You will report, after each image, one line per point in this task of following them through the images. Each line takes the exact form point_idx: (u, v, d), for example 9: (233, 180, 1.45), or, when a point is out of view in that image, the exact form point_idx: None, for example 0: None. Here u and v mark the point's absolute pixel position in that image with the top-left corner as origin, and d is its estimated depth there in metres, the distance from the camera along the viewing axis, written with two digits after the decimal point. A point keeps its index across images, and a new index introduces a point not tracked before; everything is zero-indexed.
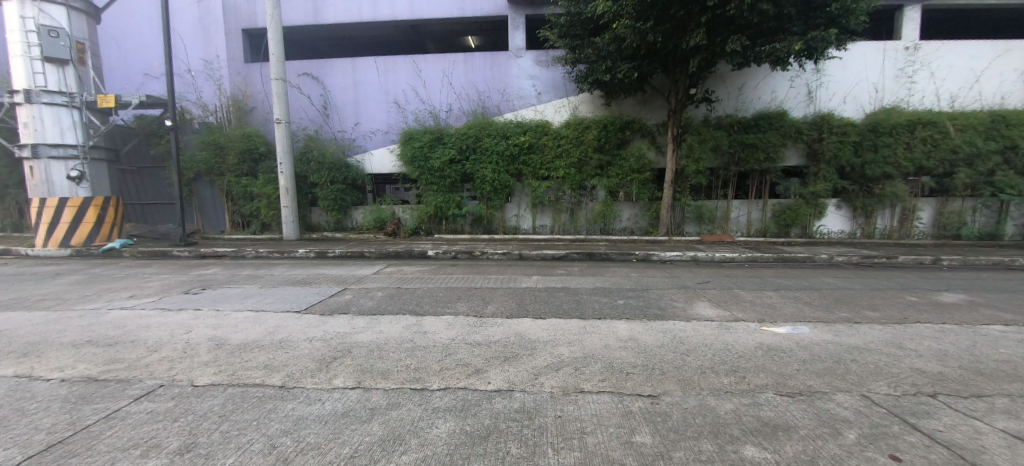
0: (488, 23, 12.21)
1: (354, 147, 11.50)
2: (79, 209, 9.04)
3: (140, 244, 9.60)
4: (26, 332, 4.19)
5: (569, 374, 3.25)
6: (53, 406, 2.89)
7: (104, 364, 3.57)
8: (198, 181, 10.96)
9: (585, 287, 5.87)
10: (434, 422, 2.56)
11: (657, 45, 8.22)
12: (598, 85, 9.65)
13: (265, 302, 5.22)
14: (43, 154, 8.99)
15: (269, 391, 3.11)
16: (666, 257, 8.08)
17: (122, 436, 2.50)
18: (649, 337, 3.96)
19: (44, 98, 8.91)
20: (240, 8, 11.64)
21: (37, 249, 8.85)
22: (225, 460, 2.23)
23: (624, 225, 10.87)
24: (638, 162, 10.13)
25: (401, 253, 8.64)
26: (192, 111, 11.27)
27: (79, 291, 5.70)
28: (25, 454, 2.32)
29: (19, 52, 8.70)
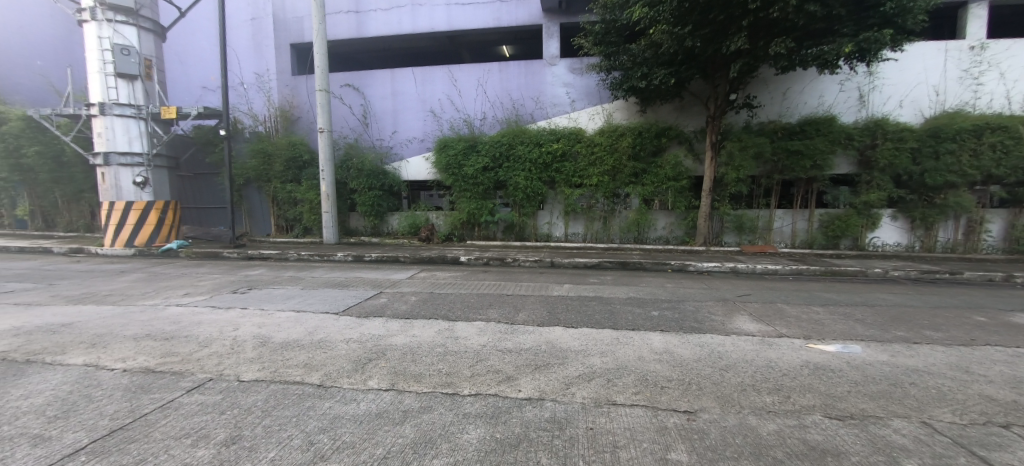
0: (522, 32, 12.33)
1: (392, 154, 11.86)
2: (143, 212, 9.77)
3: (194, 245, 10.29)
4: (95, 324, 4.57)
5: (601, 385, 3.19)
6: (117, 394, 3.12)
7: (160, 356, 3.82)
8: (248, 187, 11.64)
9: (618, 296, 5.77)
10: (465, 427, 2.58)
11: (696, 51, 8.05)
12: (633, 92, 9.51)
13: (305, 303, 5.44)
14: (114, 161, 9.80)
15: (308, 389, 3.23)
16: (704, 267, 7.81)
17: (175, 426, 2.66)
18: (685, 350, 3.84)
19: (116, 110, 9.72)
20: (290, 24, 12.34)
21: (106, 248, 9.63)
22: (267, 454, 2.32)
23: (659, 233, 10.62)
24: (674, 170, 9.87)
25: (435, 259, 8.80)
26: (244, 121, 11.90)
27: (141, 288, 6.15)
28: (91, 438, 2.51)
29: (96, 68, 9.55)
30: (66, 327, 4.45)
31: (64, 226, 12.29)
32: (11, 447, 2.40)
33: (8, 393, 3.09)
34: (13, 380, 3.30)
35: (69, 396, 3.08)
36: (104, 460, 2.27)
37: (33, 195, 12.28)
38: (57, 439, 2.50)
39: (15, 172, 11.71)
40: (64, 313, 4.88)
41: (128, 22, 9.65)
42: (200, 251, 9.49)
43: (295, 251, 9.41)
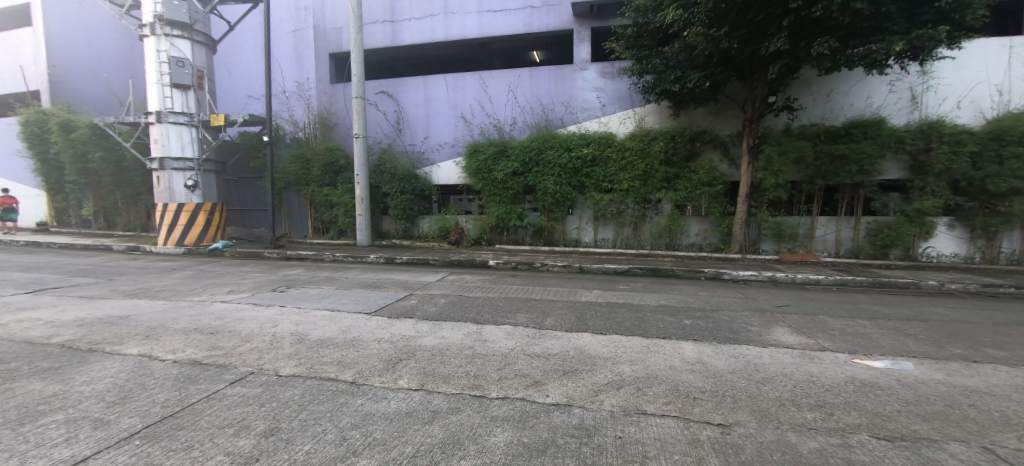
0: (553, 38, 12.34)
1: (424, 159, 12.10)
2: (192, 213, 10.40)
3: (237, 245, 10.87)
4: (149, 317, 4.89)
5: (631, 393, 3.14)
6: (168, 383, 3.33)
7: (206, 349, 4.04)
8: (288, 190, 12.18)
9: (648, 304, 5.66)
10: (493, 430, 2.59)
11: (732, 52, 7.82)
12: (666, 96, 9.33)
13: (339, 303, 5.62)
14: (168, 166, 10.47)
15: (341, 385, 3.33)
16: (739, 276, 7.54)
17: (220, 416, 2.81)
18: (719, 360, 3.72)
19: (171, 118, 10.39)
20: (329, 34, 12.83)
21: (159, 247, 10.29)
22: (303, 447, 2.41)
23: (692, 240, 10.34)
24: (709, 175, 9.60)
25: (464, 262, 8.90)
26: (285, 127, 12.55)
27: (189, 284, 6.54)
28: (145, 423, 2.70)
29: (154, 80, 10.27)
30: (124, 320, 4.79)
31: (123, 226, 13.24)
32: (76, 429, 2.62)
33: (73, 379, 3.35)
34: (79, 366, 3.60)
35: (126, 384, 3.31)
36: (157, 445, 2.44)
37: (96, 197, 13.29)
38: (114, 423, 2.69)
39: (82, 175, 12.73)
40: (122, 306, 5.25)
41: (183, 36, 10.32)
42: (243, 251, 10.00)
43: (330, 252, 9.78)
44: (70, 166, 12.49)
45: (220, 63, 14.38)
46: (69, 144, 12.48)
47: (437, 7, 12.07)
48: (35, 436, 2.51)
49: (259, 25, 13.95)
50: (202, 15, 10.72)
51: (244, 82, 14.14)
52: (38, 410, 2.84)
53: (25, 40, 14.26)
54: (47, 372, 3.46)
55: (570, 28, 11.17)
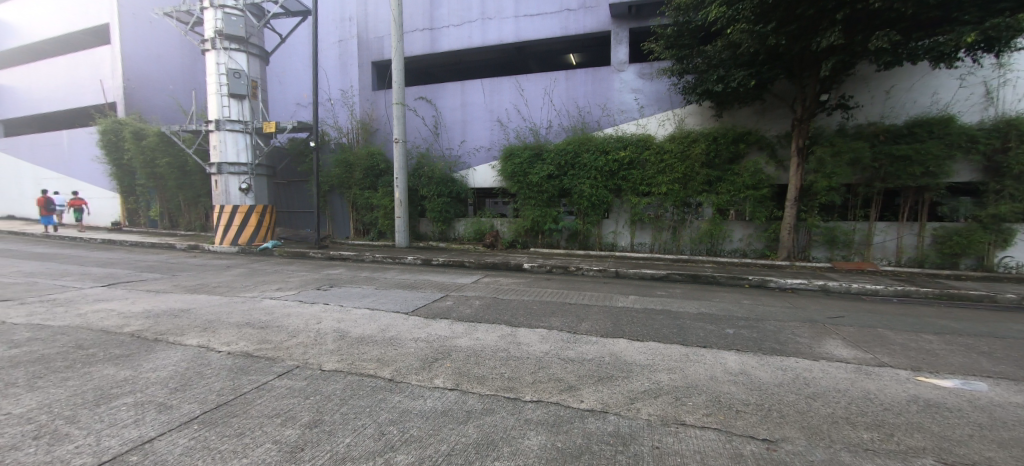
0: (589, 40, 12.22)
1: (460, 163, 12.29)
2: (246, 215, 11.14)
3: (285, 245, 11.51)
4: (207, 311, 5.27)
5: (669, 403, 3.05)
6: (222, 373, 3.57)
7: (256, 342, 4.30)
8: (331, 193, 12.75)
9: (688, 311, 5.48)
10: (526, 433, 2.60)
11: (780, 49, 7.47)
12: (707, 96, 9.05)
13: (378, 302, 5.82)
14: (225, 170, 11.16)
15: (380, 382, 3.45)
16: (787, 284, 7.18)
17: (268, 406, 2.98)
18: (764, 372, 3.55)
19: (228, 125, 11.09)
20: (371, 43, 13.32)
21: (216, 246, 11.05)
22: (344, 439, 2.52)
23: (735, 246, 9.92)
24: (754, 177, 9.18)
25: (498, 264, 8.98)
26: (330, 133, 13.04)
27: (242, 281, 6.97)
28: (202, 409, 2.90)
29: (214, 91, 11.03)
30: (185, 312, 5.18)
31: (184, 226, 14.30)
32: (143, 411, 2.86)
33: (141, 365, 3.66)
34: (146, 354, 3.93)
35: (187, 372, 3.57)
36: (213, 430, 2.62)
37: (161, 199, 14.45)
38: (176, 408, 2.91)
39: (150, 179, 13.89)
40: (183, 300, 5.68)
41: (240, 49, 11.05)
42: (291, 251, 10.56)
43: (370, 253, 10.15)
44: (141, 171, 13.68)
45: (272, 74, 15.27)
46: (139, 150, 13.66)
47: (475, 14, 12.25)
48: (109, 417, 2.76)
49: (307, 36, 14.69)
50: (257, 29, 11.44)
51: (292, 91, 14.93)
52: (112, 393, 3.13)
53: (105, 56, 15.72)
54: (119, 359, 3.80)
55: (608, 29, 11.03)
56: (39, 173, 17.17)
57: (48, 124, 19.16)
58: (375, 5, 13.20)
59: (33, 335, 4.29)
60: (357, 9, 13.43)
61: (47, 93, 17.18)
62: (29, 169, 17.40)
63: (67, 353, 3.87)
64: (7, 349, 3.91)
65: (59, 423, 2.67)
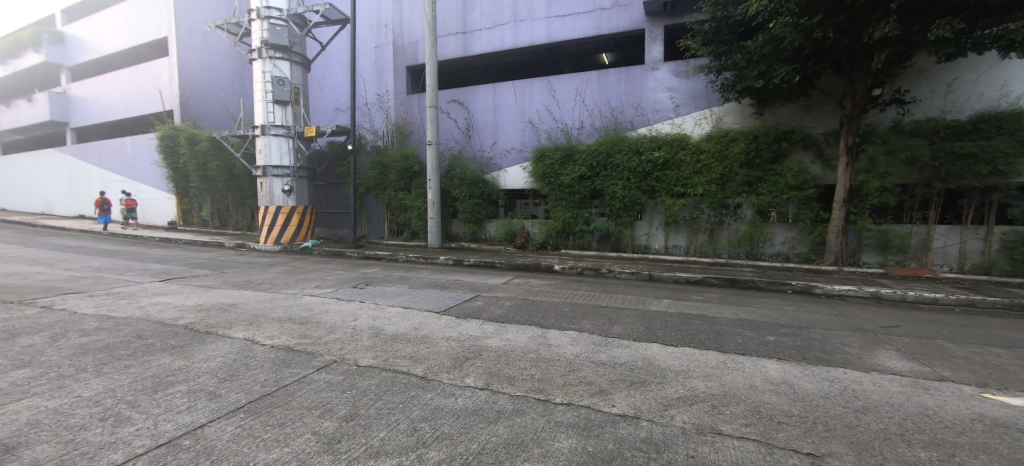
0: (622, 39, 12.03)
1: (491, 165, 12.40)
2: (288, 216, 11.69)
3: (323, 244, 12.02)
4: (252, 306, 5.57)
5: (705, 411, 2.95)
6: (266, 365, 3.76)
7: (296, 337, 4.50)
8: (367, 195, 13.18)
9: (725, 316, 5.29)
10: (557, 436, 2.59)
11: (828, 42, 7.11)
12: (748, 93, 8.70)
13: (411, 301, 5.96)
14: (269, 173, 11.70)
15: (413, 379, 3.53)
16: (835, 290, 6.78)
17: (308, 398, 3.11)
18: (809, 383, 3.38)
19: (272, 130, 11.66)
20: (406, 48, 13.65)
21: (260, 245, 11.66)
22: (378, 433, 2.61)
23: (777, 249, 9.48)
24: (798, 177, 8.75)
25: (529, 266, 9.01)
26: (367, 137, 13.46)
27: (284, 279, 7.31)
28: (248, 399, 3.07)
29: (260, 98, 11.64)
30: (232, 307, 5.51)
31: (233, 226, 15.17)
32: (195, 399, 3.06)
33: (193, 356, 3.92)
34: (198, 345, 4.20)
35: (234, 363, 3.79)
36: (257, 419, 2.77)
37: (211, 200, 15.38)
38: (224, 397, 3.10)
39: (202, 181, 14.85)
40: (231, 296, 6.04)
41: (284, 58, 11.62)
42: (329, 250, 10.99)
43: (404, 253, 10.41)
44: (194, 174, 14.63)
45: (312, 80, 15.96)
46: (193, 155, 14.63)
47: (507, 16, 12.32)
48: (165, 403, 2.98)
49: (346, 44, 15.25)
50: (300, 38, 11.99)
51: (332, 96, 15.55)
52: (168, 380, 3.37)
53: (163, 67, 16.91)
54: (174, 349, 4.09)
55: (641, 27, 10.82)
56: (105, 176, 18.68)
57: (114, 131, 20.83)
58: (410, 10, 13.53)
59: (100, 325, 4.69)
60: (393, 15, 13.81)
61: (113, 103, 18.67)
62: (97, 173, 18.97)
63: (129, 343, 4.20)
64: (80, 337, 4.30)
65: (122, 406, 2.91)
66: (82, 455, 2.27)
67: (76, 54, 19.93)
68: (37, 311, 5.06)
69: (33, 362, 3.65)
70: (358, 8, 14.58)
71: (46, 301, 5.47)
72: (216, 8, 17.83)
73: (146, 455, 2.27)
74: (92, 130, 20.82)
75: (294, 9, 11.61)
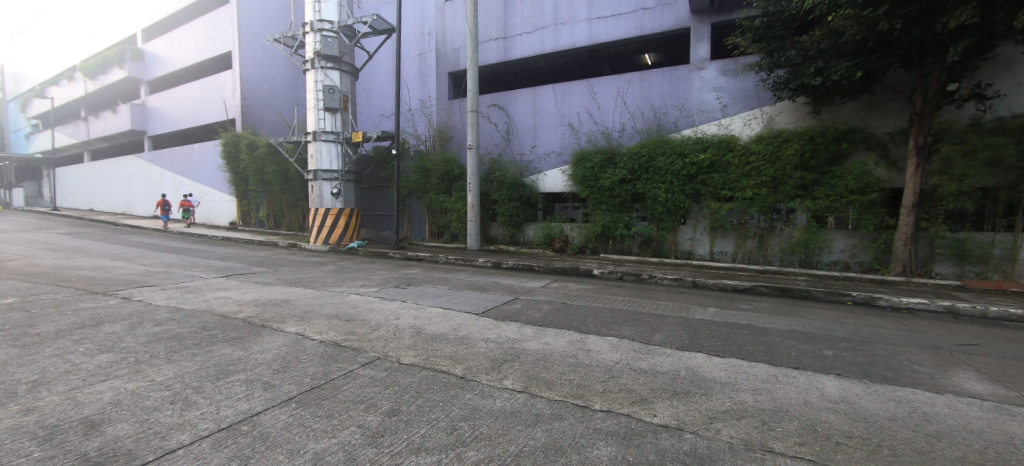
0: (666, 38, 11.71)
1: (530, 168, 12.42)
2: (336, 217, 12.25)
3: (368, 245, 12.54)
4: (304, 302, 5.92)
5: (754, 426, 2.81)
6: (316, 359, 3.98)
7: (343, 333, 4.73)
8: (410, 198, 13.60)
9: (777, 328, 5.02)
10: (596, 443, 2.57)
11: (895, 34, 6.59)
12: (803, 91, 8.22)
13: (450, 302, 6.10)
14: (320, 177, 12.36)
15: (453, 378, 3.61)
16: (902, 303, 6.27)
17: (353, 392, 3.26)
18: (873, 403, 3.14)
19: (323, 136, 12.29)
20: (447, 55, 13.97)
21: (310, 245, 12.30)
22: (418, 430, 2.69)
23: (835, 257, 8.85)
24: (860, 180, 8.14)
25: (568, 270, 8.97)
26: (410, 141, 13.88)
27: (332, 277, 7.70)
28: (299, 391, 3.27)
29: (313, 105, 12.31)
30: (285, 303, 5.87)
31: (285, 226, 16.13)
32: (252, 388, 3.29)
33: (251, 347, 4.21)
34: (255, 338, 4.50)
35: (287, 356, 4.04)
36: (307, 410, 2.94)
37: (268, 202, 16.43)
38: (278, 387, 3.31)
39: (260, 185, 15.94)
40: (284, 292, 6.44)
41: (334, 67, 12.25)
42: (373, 251, 11.47)
43: (444, 255, 10.65)
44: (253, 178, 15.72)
45: (359, 88, 16.72)
46: (252, 160, 15.74)
47: (548, 20, 12.32)
48: (226, 390, 3.22)
49: (391, 52, 15.85)
50: (349, 48, 12.60)
51: (377, 103, 16.22)
52: (229, 369, 3.64)
53: (226, 79, 18.29)
54: (234, 340, 4.41)
55: (687, 26, 10.48)
56: (176, 180, 20.41)
57: (183, 138, 22.74)
58: (452, 18, 13.85)
59: (170, 316, 5.14)
60: (436, 24, 14.20)
61: (182, 112, 20.42)
62: (169, 177, 20.80)
63: (196, 333, 4.58)
64: (154, 326, 4.73)
65: (189, 391, 3.18)
66: (156, 434, 2.51)
67: (152, 68, 21.95)
68: (119, 301, 5.63)
69: (115, 347, 4.06)
70: (403, 18, 15.10)
71: (126, 293, 6.07)
72: (272, 22, 19.06)
73: (209, 438, 2.48)
74: (165, 137, 22.90)
75: (344, 21, 12.21)
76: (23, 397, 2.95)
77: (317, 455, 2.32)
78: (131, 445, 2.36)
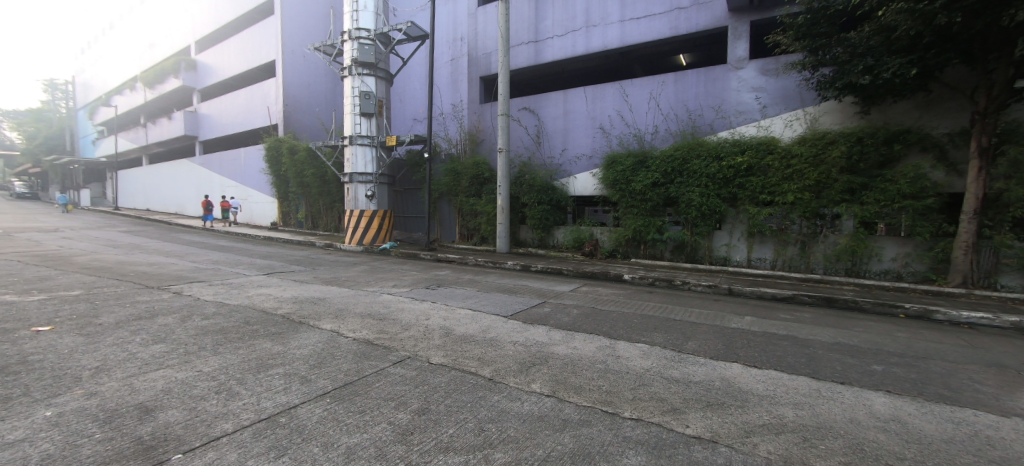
0: (702, 38, 11.42)
1: (560, 172, 12.37)
2: (370, 219, 12.63)
3: (400, 246, 12.85)
4: (339, 300, 6.14)
5: (794, 443, 2.68)
6: (349, 356, 4.12)
7: (375, 332, 4.87)
8: (441, 200, 13.85)
9: (821, 339, 4.78)
10: (625, 452, 2.52)
11: (954, 27, 6.15)
12: (850, 90, 7.79)
13: (480, 304, 6.16)
14: (356, 180, 12.78)
15: (481, 380, 3.65)
16: (962, 318, 5.80)
17: (384, 390, 3.36)
18: (927, 424, 2.92)
19: (358, 140, 12.71)
20: (479, 59, 14.15)
21: (345, 245, 12.74)
22: (447, 430, 2.73)
23: (886, 266, 8.30)
24: (914, 183, 7.63)
25: (597, 274, 8.87)
26: (442, 145, 14.15)
27: (365, 277, 7.94)
28: (334, 386, 3.39)
29: (350, 111, 12.77)
30: (321, 301, 6.10)
31: (322, 227, 16.79)
32: (290, 381, 3.44)
33: (289, 343, 4.41)
34: (294, 334, 4.71)
35: (323, 352, 4.20)
36: (341, 405, 3.05)
37: (307, 204, 17.14)
38: (314, 382, 3.45)
39: (300, 187, 16.67)
40: (320, 290, 6.69)
41: (370, 74, 12.67)
42: (405, 252, 11.75)
43: (473, 257, 10.77)
44: (294, 180, 16.47)
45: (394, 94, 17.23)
46: (292, 163, 16.49)
47: (579, 22, 12.27)
48: (266, 383, 3.38)
49: (424, 58, 16.24)
50: (384, 55, 12.98)
51: (410, 108, 16.65)
52: (269, 363, 3.83)
53: (270, 87, 19.27)
54: (274, 335, 4.63)
55: (724, 25, 10.18)
56: (223, 182, 21.64)
57: (229, 142, 24.09)
58: (484, 23, 14.03)
59: (216, 310, 5.46)
60: (467, 29, 14.42)
61: (229, 118, 21.66)
62: (217, 179, 22.09)
63: (240, 327, 4.85)
64: (202, 320, 5.04)
65: (232, 382, 3.36)
66: (202, 422, 2.66)
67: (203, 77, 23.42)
68: (171, 296, 6.03)
69: (167, 338, 4.35)
70: (436, 24, 15.45)
71: (178, 287, 6.49)
72: (312, 31, 19.92)
73: (250, 428, 2.61)
74: (213, 142, 24.36)
75: (380, 29, 12.60)
76: (87, 382, 3.22)
77: (350, 450, 2.40)
78: (180, 432, 2.52)
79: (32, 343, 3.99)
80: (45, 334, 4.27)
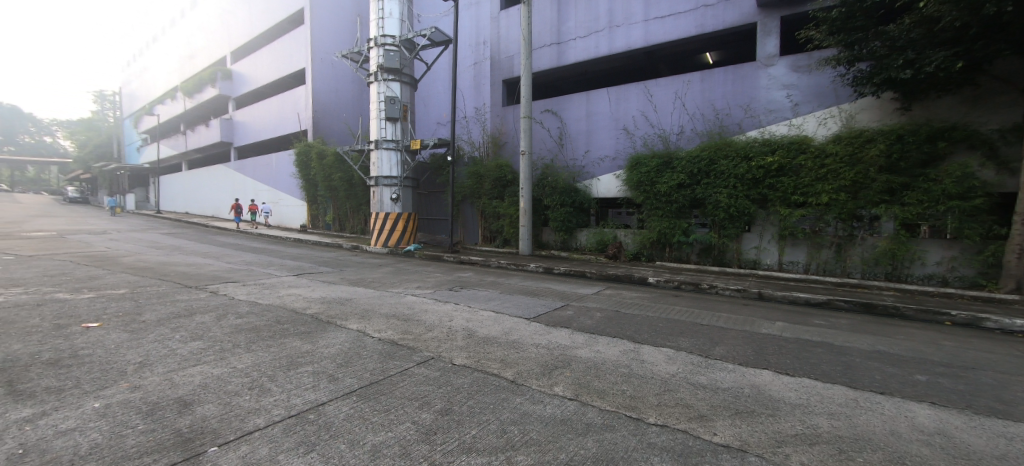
0: (729, 35, 11.15)
1: (583, 173, 12.29)
2: (394, 221, 12.90)
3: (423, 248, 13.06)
4: (365, 301, 6.28)
5: (829, 454, 2.57)
6: (375, 356, 4.22)
7: (400, 332, 4.96)
8: (464, 203, 14.00)
9: (859, 347, 4.57)
10: (650, 458, 2.48)
11: (1005, 16, 5.78)
12: (889, 85, 7.43)
13: (503, 306, 6.19)
14: (381, 183, 13.05)
15: (503, 382, 3.67)
16: (1016, 326, 5.39)
17: (408, 390, 3.42)
18: (977, 439, 2.74)
19: (383, 144, 13.00)
20: (501, 63, 14.26)
21: (371, 246, 13.05)
22: (470, 431, 2.76)
23: (930, 271, 7.85)
24: (960, 183, 7.21)
25: (622, 277, 8.75)
26: (466, 148, 14.36)
27: (390, 278, 8.10)
28: (360, 385, 3.48)
29: (375, 116, 13.07)
30: (347, 301, 6.27)
31: (348, 229, 17.24)
32: (318, 379, 3.55)
33: (318, 342, 4.55)
34: (322, 333, 4.86)
35: (350, 352, 4.31)
36: (368, 403, 3.12)
37: (335, 207, 17.64)
38: (341, 380, 3.55)
39: (328, 191, 17.17)
40: (347, 291, 6.87)
41: (395, 79, 12.94)
42: (429, 254, 11.93)
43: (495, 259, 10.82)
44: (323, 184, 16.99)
45: (418, 98, 17.57)
46: (320, 168, 17.01)
47: (602, 23, 12.19)
48: (295, 380, 3.51)
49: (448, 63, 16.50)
50: (408, 61, 13.24)
51: (434, 112, 16.91)
52: (299, 361, 3.97)
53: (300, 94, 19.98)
54: (303, 334, 4.79)
55: (753, 21, 9.91)
56: (256, 186, 22.52)
57: (262, 148, 25.08)
58: (506, 26, 14.13)
59: (249, 309, 5.69)
60: (490, 33, 14.56)
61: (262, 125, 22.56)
62: (250, 183, 23.02)
63: (272, 326, 5.04)
64: (236, 318, 5.27)
65: (264, 379, 3.50)
66: (237, 416, 2.78)
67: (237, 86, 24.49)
68: (207, 295, 6.33)
69: (204, 335, 4.57)
70: (460, 29, 15.68)
71: (214, 287, 6.81)
72: (340, 39, 20.54)
73: (281, 423, 2.71)
74: (246, 148, 25.43)
75: (405, 35, 12.86)
76: (131, 376, 3.42)
77: (376, 447, 2.46)
78: (216, 425, 2.64)
79: (82, 338, 4.27)
80: (95, 330, 4.56)
